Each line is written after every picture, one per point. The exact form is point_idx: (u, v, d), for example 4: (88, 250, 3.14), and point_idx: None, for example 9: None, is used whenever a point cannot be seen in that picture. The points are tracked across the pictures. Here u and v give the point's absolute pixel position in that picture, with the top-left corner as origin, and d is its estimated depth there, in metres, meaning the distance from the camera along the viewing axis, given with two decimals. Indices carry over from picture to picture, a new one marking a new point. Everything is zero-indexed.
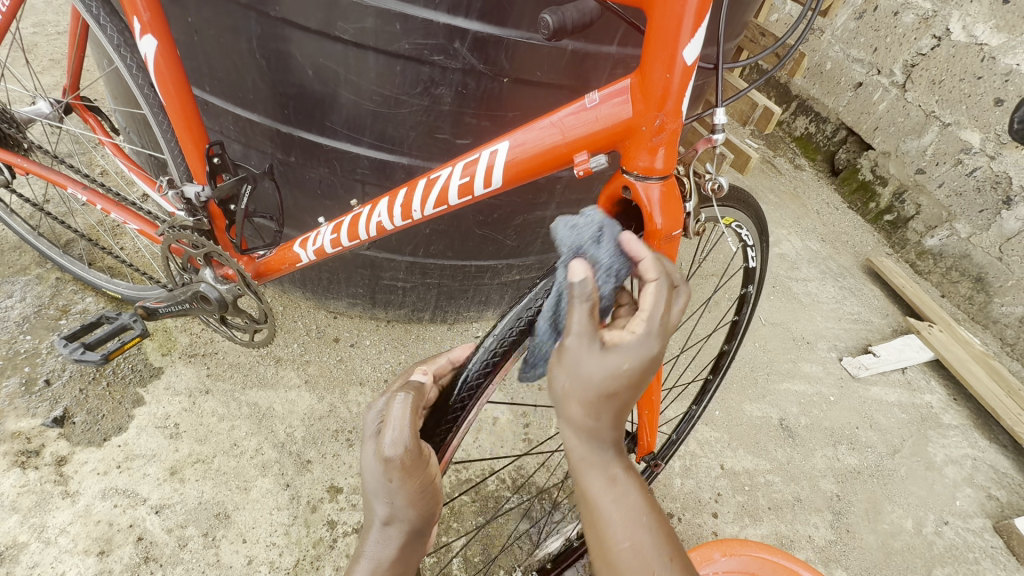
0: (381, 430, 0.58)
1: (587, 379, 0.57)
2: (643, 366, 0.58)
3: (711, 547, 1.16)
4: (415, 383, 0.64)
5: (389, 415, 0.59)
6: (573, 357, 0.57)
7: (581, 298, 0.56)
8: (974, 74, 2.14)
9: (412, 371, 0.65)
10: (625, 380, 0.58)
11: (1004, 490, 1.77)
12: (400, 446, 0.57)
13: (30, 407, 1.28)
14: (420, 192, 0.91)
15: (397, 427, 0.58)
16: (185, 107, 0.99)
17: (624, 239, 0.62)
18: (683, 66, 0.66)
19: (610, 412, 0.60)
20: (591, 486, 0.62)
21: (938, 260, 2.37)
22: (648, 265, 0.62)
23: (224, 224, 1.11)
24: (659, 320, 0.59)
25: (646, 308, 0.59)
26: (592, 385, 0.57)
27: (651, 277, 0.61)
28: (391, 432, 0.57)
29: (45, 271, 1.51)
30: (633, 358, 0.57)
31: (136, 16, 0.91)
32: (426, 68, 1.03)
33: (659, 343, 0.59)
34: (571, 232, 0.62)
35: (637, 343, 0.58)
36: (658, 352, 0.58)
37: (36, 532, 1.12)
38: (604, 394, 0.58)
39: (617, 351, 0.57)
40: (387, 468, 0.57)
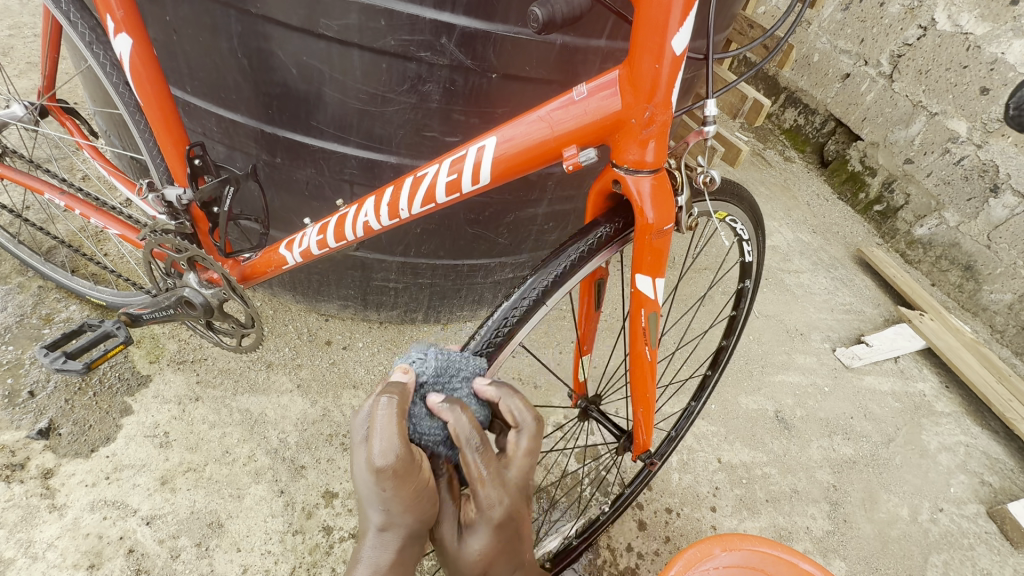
0: (368, 440, 0.57)
1: (455, 565, 0.59)
2: (496, 528, 0.59)
3: (713, 543, 1.15)
4: (400, 383, 0.62)
5: (375, 423, 0.57)
6: (446, 551, 0.60)
7: (444, 464, 0.59)
8: (960, 63, 2.15)
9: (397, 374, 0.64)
10: (488, 552, 0.59)
11: (997, 475, 1.79)
12: (388, 453, 0.55)
13: (14, 419, 1.24)
14: (408, 190, 0.89)
15: (385, 434, 0.56)
16: (164, 107, 0.97)
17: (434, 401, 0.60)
18: (672, 56, 0.64)
19: (497, 571, 0.61)
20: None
21: (928, 249, 2.39)
22: (506, 403, 0.64)
23: (208, 227, 1.09)
24: (498, 481, 0.59)
25: (481, 474, 0.58)
26: (465, 573, 0.60)
27: (462, 444, 0.58)
28: (379, 439, 0.56)
29: (27, 280, 1.48)
30: (483, 536, 0.59)
31: (110, 14, 0.88)
32: (412, 64, 1.00)
33: (503, 504, 0.59)
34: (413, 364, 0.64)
35: (484, 514, 0.58)
36: (507, 507, 0.59)
37: (23, 548, 1.09)
38: (478, 567, 0.59)
39: (473, 525, 0.59)
40: (379, 476, 0.56)
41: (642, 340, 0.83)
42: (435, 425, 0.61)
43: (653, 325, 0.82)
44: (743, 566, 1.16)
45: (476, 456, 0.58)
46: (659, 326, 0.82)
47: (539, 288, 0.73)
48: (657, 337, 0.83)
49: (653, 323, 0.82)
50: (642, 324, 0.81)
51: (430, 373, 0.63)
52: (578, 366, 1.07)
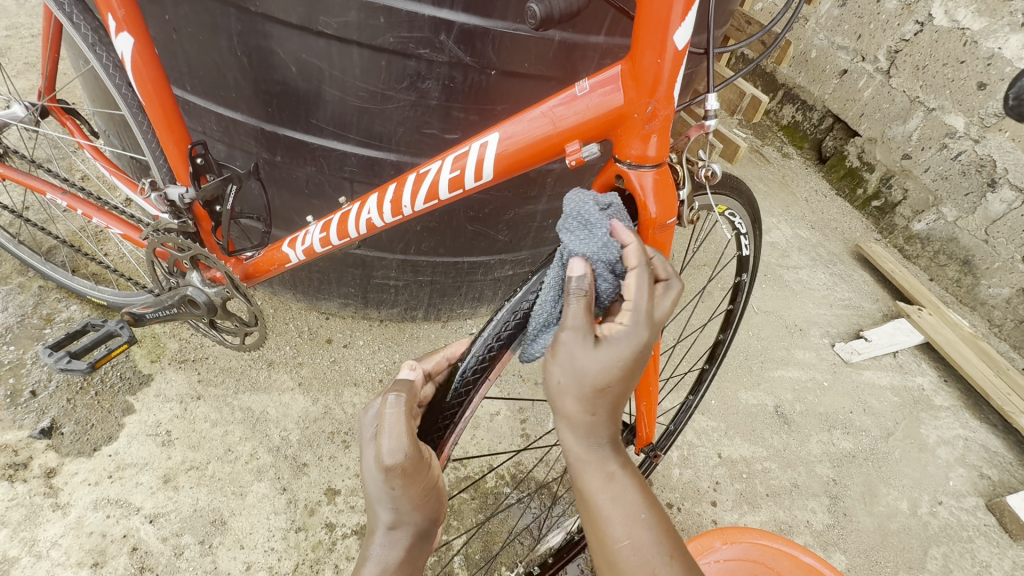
0: (377, 438, 0.57)
1: (582, 365, 0.58)
2: (636, 352, 0.59)
3: (713, 536, 1.16)
4: (406, 382, 0.63)
5: (384, 423, 0.57)
6: (567, 350, 0.58)
7: (576, 291, 0.58)
8: (958, 58, 2.15)
9: (403, 371, 0.64)
10: (618, 371, 0.58)
11: (996, 468, 1.80)
12: (398, 453, 0.55)
13: (17, 419, 1.25)
14: (410, 187, 0.90)
15: (394, 434, 0.56)
16: (165, 106, 0.97)
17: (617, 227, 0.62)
18: (674, 51, 0.65)
19: (609, 405, 0.60)
20: (588, 486, 0.61)
21: (926, 244, 2.39)
22: (656, 260, 0.67)
23: (210, 226, 1.09)
24: (647, 313, 0.60)
25: (634, 296, 0.60)
26: (588, 378, 0.58)
27: (635, 266, 0.61)
28: (388, 439, 0.56)
29: (27, 280, 1.48)
30: (626, 347, 0.59)
31: (110, 13, 0.88)
32: (412, 62, 1.01)
33: (648, 331, 0.60)
34: (581, 197, 0.64)
35: (625, 331, 0.59)
36: (648, 339, 0.60)
37: (27, 547, 1.09)
38: (599, 383, 0.58)
39: (610, 340, 0.58)
40: (388, 475, 0.56)
41: None
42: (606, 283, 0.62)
43: None
44: (744, 560, 1.17)
45: (643, 276, 0.61)
46: None
47: None
48: (659, 330, 0.84)
49: None
50: None
51: (594, 206, 0.63)
52: None
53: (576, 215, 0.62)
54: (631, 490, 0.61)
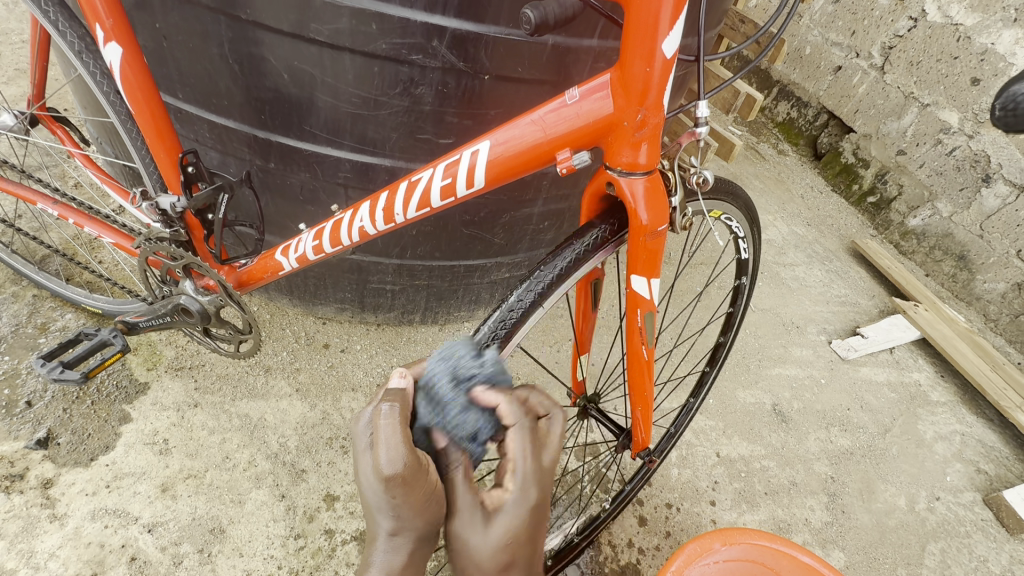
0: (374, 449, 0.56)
1: (478, 558, 0.58)
2: (528, 517, 0.60)
3: (712, 538, 1.15)
4: (398, 390, 0.62)
5: (380, 433, 0.57)
6: (462, 539, 0.59)
7: (456, 464, 0.60)
8: (951, 54, 2.16)
9: (393, 379, 0.63)
10: (512, 541, 0.59)
11: (993, 463, 1.80)
12: (395, 462, 0.55)
13: (12, 430, 1.24)
14: (403, 194, 0.89)
15: (392, 443, 0.56)
16: (155, 115, 0.96)
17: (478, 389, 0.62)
18: (663, 59, 0.64)
19: (519, 565, 0.61)
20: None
21: (922, 240, 2.40)
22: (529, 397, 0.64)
23: (202, 234, 1.09)
24: (531, 471, 0.60)
25: (513, 461, 0.59)
26: (485, 565, 0.59)
27: (511, 424, 0.60)
28: (386, 450, 0.56)
29: (21, 289, 1.47)
30: (515, 519, 0.59)
31: (99, 23, 0.88)
32: (404, 68, 1.00)
33: (536, 490, 0.60)
34: (455, 355, 0.64)
35: (513, 500, 0.59)
36: (538, 497, 0.60)
37: (25, 558, 1.09)
38: (501, 563, 0.59)
39: (497, 519, 0.59)
40: (388, 485, 0.56)
41: (639, 340, 0.83)
42: (472, 417, 0.60)
43: (649, 324, 0.82)
44: (742, 560, 1.18)
45: (521, 436, 0.60)
46: (656, 325, 0.83)
47: (534, 291, 0.73)
48: (653, 336, 0.84)
49: (649, 323, 0.82)
50: (638, 324, 0.82)
51: (469, 360, 0.64)
52: (576, 366, 1.07)
53: (445, 375, 0.63)
54: None
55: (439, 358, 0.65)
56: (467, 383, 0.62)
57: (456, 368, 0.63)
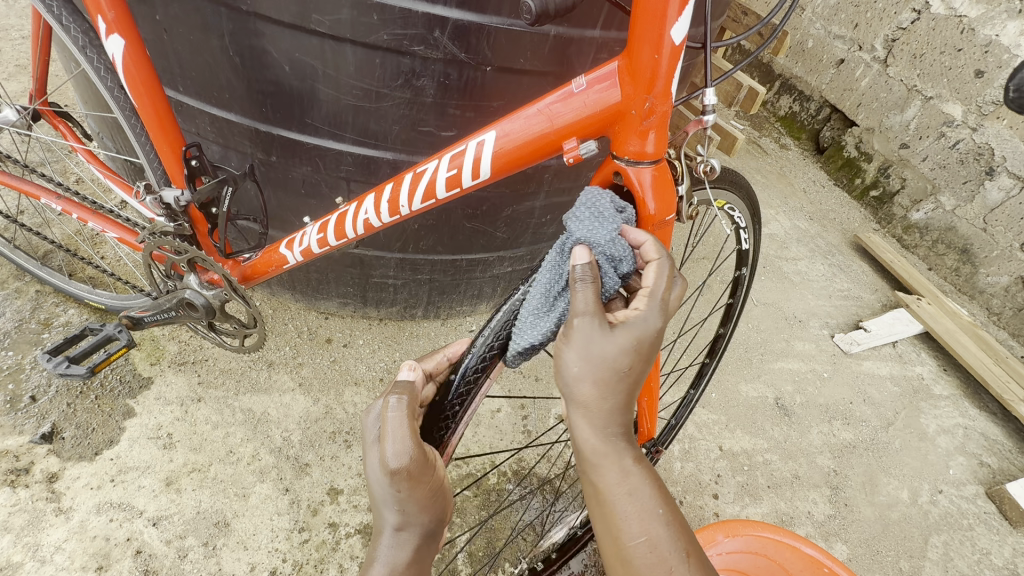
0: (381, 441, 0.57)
1: (601, 352, 0.58)
2: (650, 341, 0.61)
3: (715, 530, 1.16)
4: (407, 383, 0.63)
5: (387, 427, 0.57)
6: (585, 335, 0.58)
7: (584, 275, 0.59)
8: (955, 47, 2.14)
9: (403, 372, 0.64)
10: (631, 357, 0.60)
11: (996, 456, 1.80)
12: (401, 455, 0.55)
13: (17, 424, 1.24)
14: (407, 186, 0.89)
15: (398, 437, 0.56)
16: (158, 109, 0.96)
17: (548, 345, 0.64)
18: (671, 46, 0.64)
19: (621, 393, 0.60)
20: (604, 480, 0.61)
21: (925, 233, 2.39)
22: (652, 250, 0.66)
23: (206, 228, 1.08)
24: (661, 300, 0.62)
25: (650, 285, 0.63)
26: (604, 365, 0.59)
27: (654, 259, 0.64)
28: (392, 442, 0.56)
29: (24, 284, 1.47)
30: (639, 337, 0.60)
31: (100, 15, 0.87)
32: (406, 59, 1.00)
33: (660, 321, 0.62)
34: (602, 195, 0.68)
35: (641, 316, 0.61)
36: (660, 326, 0.62)
37: (30, 552, 1.09)
38: (615, 369, 0.59)
39: (624, 327, 0.60)
40: (394, 478, 0.56)
41: None
42: (621, 242, 0.63)
43: None
44: (743, 551, 1.19)
45: (660, 268, 0.64)
46: None
47: None
48: None
49: None
50: None
51: (608, 205, 0.67)
52: None
53: (590, 207, 0.66)
54: (645, 488, 0.61)
55: (588, 194, 0.69)
56: (608, 213, 0.65)
57: (597, 203, 0.67)
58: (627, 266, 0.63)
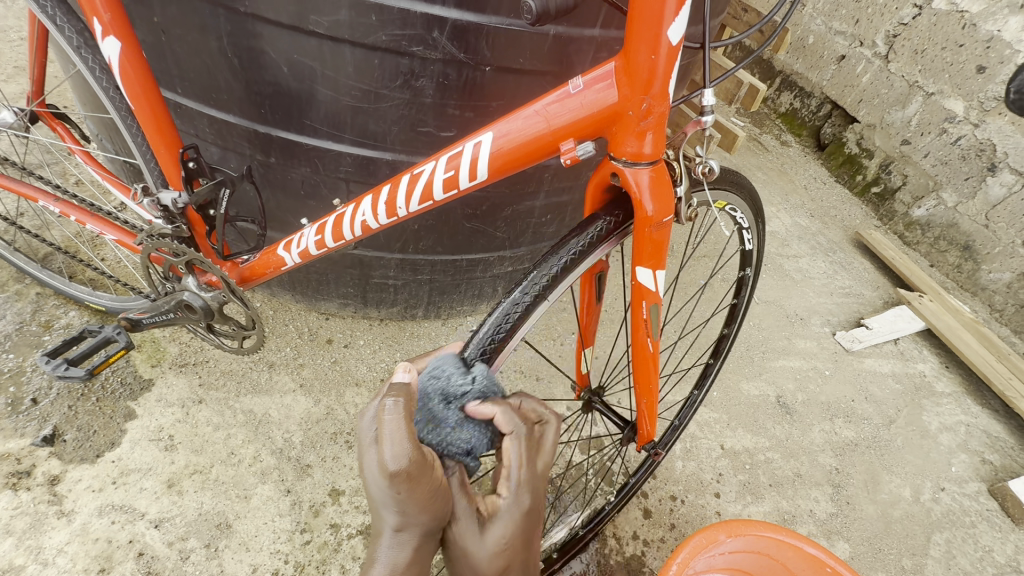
0: (377, 446, 0.57)
1: (476, 566, 0.59)
2: (522, 521, 0.61)
3: (718, 529, 1.14)
4: (403, 385, 0.63)
5: (385, 428, 0.57)
6: (462, 545, 0.60)
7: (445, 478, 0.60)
8: (956, 42, 2.13)
9: (398, 374, 0.64)
10: (509, 548, 0.60)
11: (998, 453, 1.80)
12: (399, 456, 0.55)
13: (19, 427, 1.25)
14: (405, 187, 0.89)
15: (396, 438, 0.56)
16: (155, 111, 0.96)
17: (473, 404, 0.63)
18: (669, 46, 0.63)
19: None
20: None
21: (926, 230, 2.38)
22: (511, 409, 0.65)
23: (204, 230, 1.08)
24: (527, 472, 0.63)
25: (511, 463, 0.62)
26: (484, 572, 0.59)
27: (510, 432, 0.63)
28: (390, 444, 0.56)
29: (24, 287, 1.47)
30: (510, 526, 0.61)
31: (97, 17, 0.87)
32: (404, 59, 0.99)
33: (531, 495, 0.63)
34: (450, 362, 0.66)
35: (509, 502, 0.61)
36: (531, 503, 0.62)
37: (33, 554, 1.10)
38: (502, 566, 0.60)
39: (495, 520, 0.61)
40: (393, 480, 0.56)
41: (645, 331, 0.83)
42: (466, 432, 0.62)
43: (654, 316, 0.82)
44: (745, 549, 1.19)
45: (517, 443, 0.63)
46: (660, 316, 0.82)
47: (540, 283, 0.72)
48: (658, 327, 0.84)
49: (654, 314, 0.82)
50: (644, 316, 0.82)
51: (459, 377, 0.64)
52: (581, 359, 1.07)
53: (444, 394, 0.63)
54: None
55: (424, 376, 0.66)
56: (464, 388, 0.64)
57: (453, 375, 0.65)
58: (483, 448, 0.63)
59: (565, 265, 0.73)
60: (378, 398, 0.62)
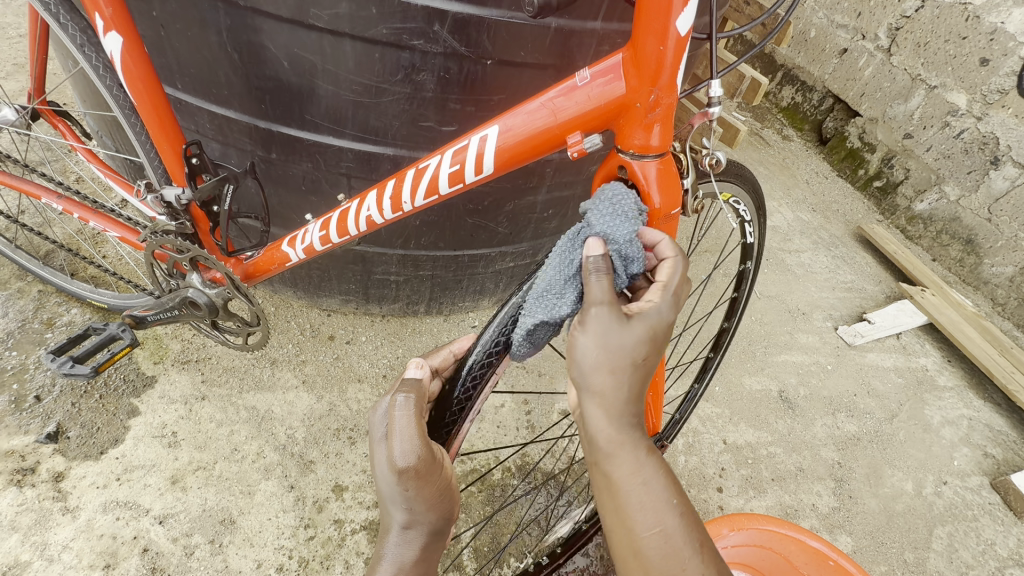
0: (388, 442, 0.57)
1: (612, 348, 0.57)
2: (661, 334, 0.60)
3: (722, 524, 1.15)
4: (415, 381, 0.62)
5: (394, 426, 0.57)
6: (601, 324, 0.57)
7: (598, 269, 0.59)
8: (959, 34, 2.11)
9: (410, 369, 0.64)
10: (646, 350, 0.58)
11: (1000, 447, 1.80)
12: (408, 454, 0.55)
13: (22, 424, 1.25)
14: (409, 182, 0.88)
15: (406, 436, 0.56)
16: (157, 107, 0.96)
17: (643, 231, 0.66)
18: (677, 37, 0.63)
19: (635, 384, 0.59)
20: (617, 474, 0.58)
21: (928, 224, 2.37)
22: (661, 245, 0.66)
23: (208, 226, 1.08)
24: (674, 294, 0.62)
25: (665, 279, 0.62)
26: (616, 356, 0.57)
27: (670, 257, 0.64)
28: (400, 442, 0.56)
29: (26, 284, 1.47)
30: (650, 329, 0.59)
31: (98, 13, 0.87)
32: (405, 53, 0.99)
33: (672, 314, 0.61)
34: (621, 194, 0.68)
35: (656, 307, 0.60)
36: (672, 321, 0.61)
37: (38, 551, 1.10)
38: (632, 359, 0.58)
39: (640, 317, 0.59)
40: (402, 478, 0.56)
41: None
42: (636, 242, 0.62)
43: None
44: (748, 543, 1.19)
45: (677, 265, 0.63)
46: None
47: None
48: None
49: None
50: None
51: (631, 205, 0.66)
52: None
53: (611, 205, 0.66)
54: (659, 486, 0.58)
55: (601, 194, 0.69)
56: (627, 207, 0.66)
57: (615, 200, 0.67)
58: (638, 267, 0.63)
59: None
60: (387, 392, 0.62)
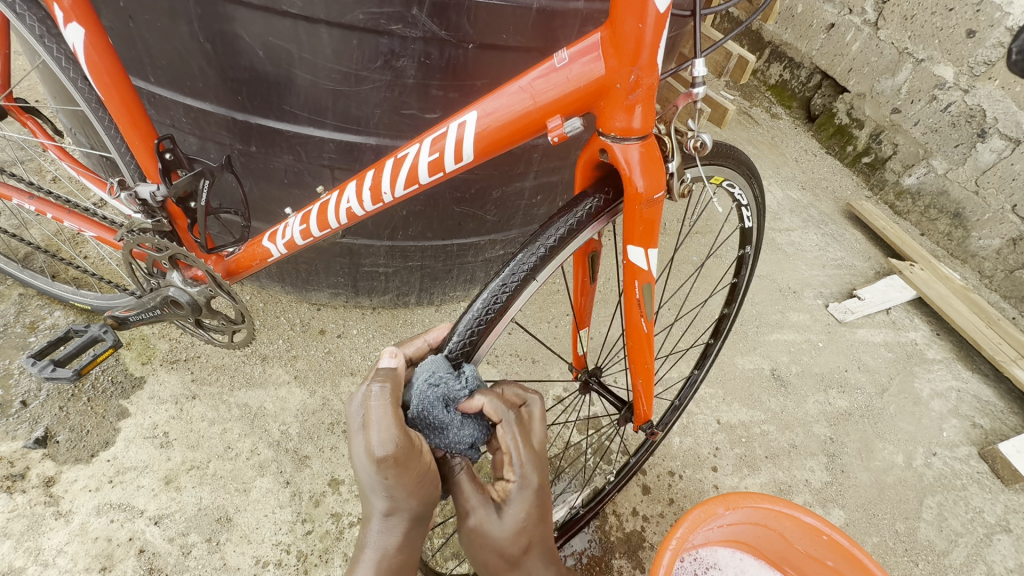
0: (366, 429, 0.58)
1: (499, 546, 0.64)
2: (534, 500, 0.65)
3: (716, 504, 1.14)
4: (389, 370, 0.63)
5: (372, 415, 0.58)
6: (482, 532, 0.64)
7: (460, 467, 0.66)
8: (946, 7, 2.10)
9: (383, 359, 0.65)
10: (528, 527, 0.64)
11: (988, 417, 1.83)
12: (387, 442, 0.56)
13: (9, 430, 1.23)
14: (389, 172, 0.86)
15: (383, 425, 0.57)
16: (127, 100, 0.93)
17: (465, 403, 0.63)
18: (656, 15, 0.61)
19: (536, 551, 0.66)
20: None
21: (917, 199, 2.38)
22: (488, 405, 0.64)
23: (186, 223, 1.06)
24: (531, 454, 0.65)
25: (511, 449, 0.64)
26: (506, 549, 0.64)
27: (501, 419, 0.64)
28: (378, 431, 0.56)
29: (5, 288, 1.44)
30: (524, 506, 0.64)
31: (58, 4, 0.84)
32: (384, 39, 0.96)
33: (538, 472, 0.65)
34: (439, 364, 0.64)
35: (518, 487, 0.64)
36: (539, 479, 0.65)
37: (33, 556, 1.09)
38: (519, 544, 0.65)
39: (509, 503, 0.64)
40: (381, 466, 0.56)
41: (638, 312, 0.82)
42: (467, 429, 0.63)
43: (647, 296, 0.81)
44: (743, 521, 1.20)
45: (513, 429, 0.64)
46: (653, 297, 0.82)
47: (527, 264, 0.71)
48: (651, 308, 0.82)
49: (648, 294, 0.81)
50: (637, 296, 0.81)
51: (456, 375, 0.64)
52: (576, 340, 1.06)
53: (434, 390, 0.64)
54: None
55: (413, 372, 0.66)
56: (448, 382, 0.64)
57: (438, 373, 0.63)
58: (481, 439, 0.65)
59: (554, 244, 0.72)
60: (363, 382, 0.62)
